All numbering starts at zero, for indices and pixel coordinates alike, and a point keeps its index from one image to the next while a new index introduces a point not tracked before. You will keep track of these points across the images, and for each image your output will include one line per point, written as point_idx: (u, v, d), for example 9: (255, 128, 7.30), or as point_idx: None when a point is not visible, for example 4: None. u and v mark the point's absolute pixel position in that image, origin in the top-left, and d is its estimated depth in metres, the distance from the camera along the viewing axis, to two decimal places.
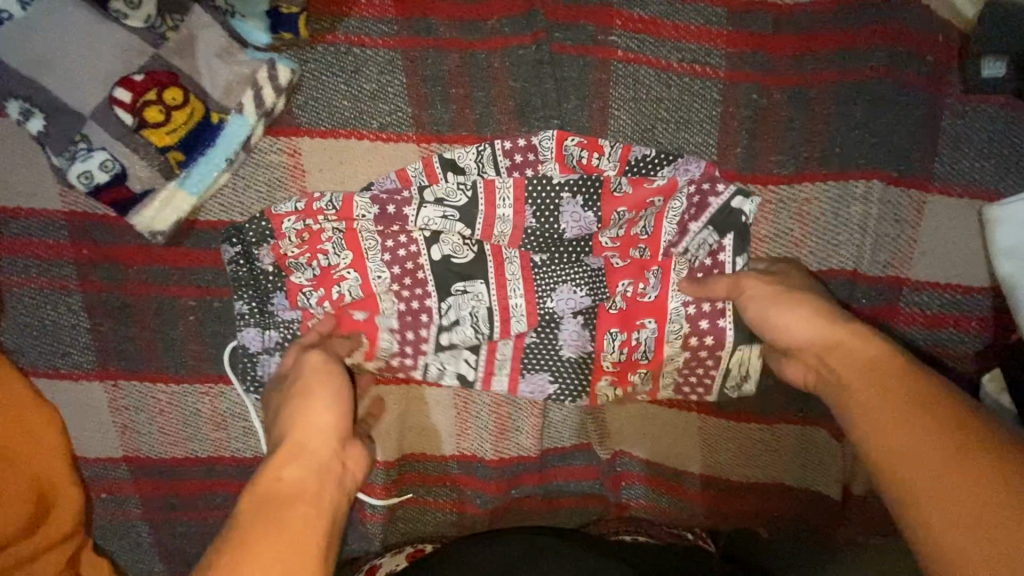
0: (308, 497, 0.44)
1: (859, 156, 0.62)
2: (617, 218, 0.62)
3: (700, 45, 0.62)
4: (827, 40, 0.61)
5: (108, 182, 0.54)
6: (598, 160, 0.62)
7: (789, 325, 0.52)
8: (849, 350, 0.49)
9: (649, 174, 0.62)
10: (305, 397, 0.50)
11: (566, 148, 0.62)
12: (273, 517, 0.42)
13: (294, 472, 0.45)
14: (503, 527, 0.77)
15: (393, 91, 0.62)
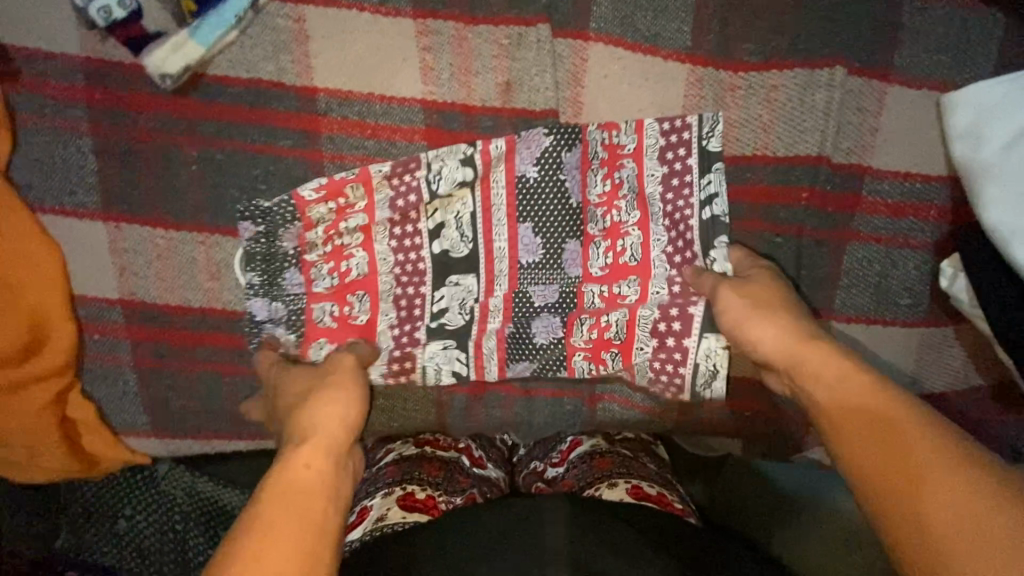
0: (309, 500, 0.47)
1: (825, 47, 0.67)
2: (595, 178, 0.70)
3: None
4: None
5: (125, 18, 0.61)
6: (618, 137, 0.70)
7: (760, 337, 0.60)
8: (839, 383, 0.53)
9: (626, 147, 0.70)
10: (325, 393, 0.57)
11: (589, 135, 0.69)
12: (273, 536, 0.44)
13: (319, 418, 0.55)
14: (480, 415, 0.79)
15: None
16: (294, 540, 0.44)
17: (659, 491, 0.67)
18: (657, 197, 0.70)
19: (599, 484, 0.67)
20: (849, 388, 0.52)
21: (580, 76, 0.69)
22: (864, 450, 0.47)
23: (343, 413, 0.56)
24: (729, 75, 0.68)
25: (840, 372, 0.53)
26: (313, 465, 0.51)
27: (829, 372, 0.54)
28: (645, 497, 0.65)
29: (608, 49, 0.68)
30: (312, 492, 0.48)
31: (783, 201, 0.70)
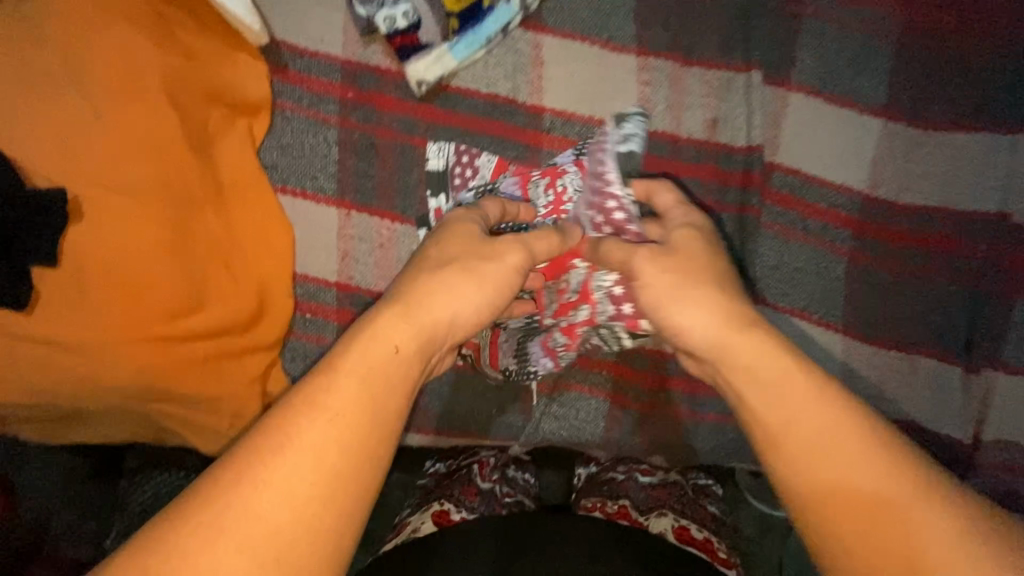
0: (381, 379, 0.45)
1: (1006, 114, 0.73)
2: (784, 212, 0.75)
3: (875, 13, 0.75)
4: (988, 18, 0.74)
5: (406, 28, 0.66)
6: (806, 180, 0.75)
7: (687, 326, 0.53)
8: (839, 453, 0.43)
9: (811, 186, 0.75)
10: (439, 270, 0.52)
11: (776, 175, 0.75)
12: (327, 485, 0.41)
13: (380, 354, 0.46)
14: (645, 436, 0.78)
15: (623, 14, 0.74)
16: (359, 406, 0.43)
17: (706, 537, 0.73)
18: (837, 237, 0.75)
19: (651, 513, 0.74)
20: (852, 439, 0.44)
21: (779, 121, 0.74)
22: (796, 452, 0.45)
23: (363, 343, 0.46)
24: (917, 131, 0.75)
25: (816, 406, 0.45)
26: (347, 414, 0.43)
27: (819, 422, 0.45)
28: (690, 541, 0.71)
29: (807, 98, 0.74)
30: (355, 432, 0.42)
31: (960, 250, 0.74)
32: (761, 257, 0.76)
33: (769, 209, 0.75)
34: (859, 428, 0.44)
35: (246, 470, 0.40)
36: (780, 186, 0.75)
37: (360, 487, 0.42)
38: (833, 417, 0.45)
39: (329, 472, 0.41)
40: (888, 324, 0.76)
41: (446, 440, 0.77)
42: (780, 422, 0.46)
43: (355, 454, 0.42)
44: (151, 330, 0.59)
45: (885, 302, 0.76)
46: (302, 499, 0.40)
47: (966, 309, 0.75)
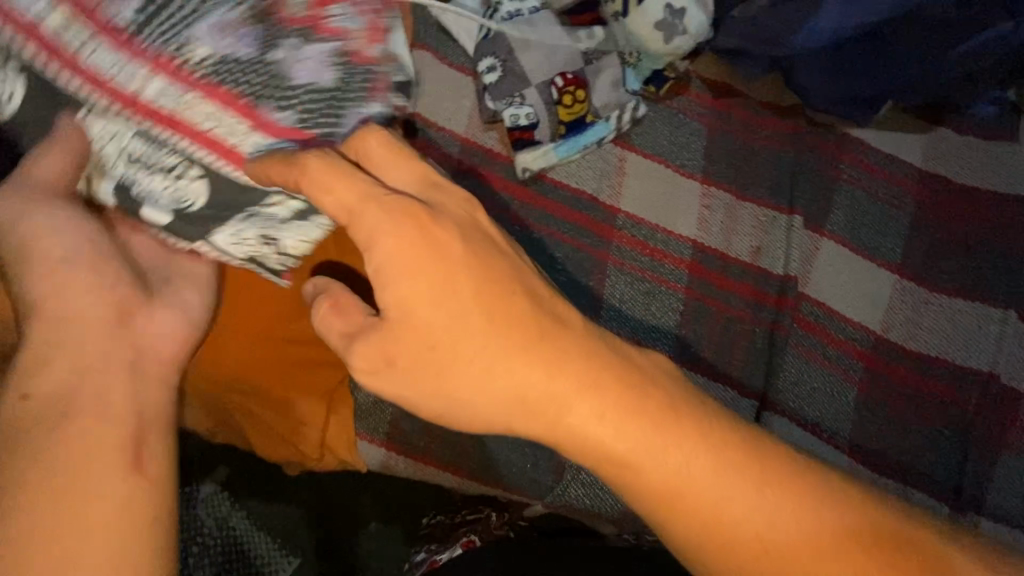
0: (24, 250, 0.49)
1: (995, 291, 0.88)
2: (808, 336, 0.86)
3: (895, 189, 0.91)
4: (982, 213, 0.90)
5: (525, 126, 0.80)
6: (828, 313, 0.86)
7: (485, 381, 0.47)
8: (791, 541, 0.44)
9: (831, 319, 0.86)
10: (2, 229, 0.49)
11: (805, 303, 0.86)
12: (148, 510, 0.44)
13: (61, 242, 0.50)
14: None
15: (695, 149, 0.89)
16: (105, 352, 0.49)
17: None
18: (851, 367, 0.86)
19: None
20: (776, 513, 0.44)
21: (812, 258, 0.87)
22: (690, 513, 0.45)
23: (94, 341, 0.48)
24: (924, 291, 0.88)
25: (735, 486, 0.45)
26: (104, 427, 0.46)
27: (745, 502, 0.44)
28: None
29: (836, 245, 0.88)
30: (117, 368, 0.49)
31: (955, 399, 0.85)
32: (785, 372, 0.85)
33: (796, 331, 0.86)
34: (743, 469, 0.45)
35: (23, 451, 0.44)
36: (808, 314, 0.86)
37: (122, 476, 0.45)
38: (707, 454, 0.45)
39: (107, 428, 0.46)
40: (890, 456, 0.84)
41: (477, 488, 0.80)
42: (707, 515, 0.45)
43: (129, 405, 0.48)
44: (258, 327, 0.68)
45: (888, 434, 0.85)
46: (66, 458, 0.44)
47: (958, 454, 0.84)
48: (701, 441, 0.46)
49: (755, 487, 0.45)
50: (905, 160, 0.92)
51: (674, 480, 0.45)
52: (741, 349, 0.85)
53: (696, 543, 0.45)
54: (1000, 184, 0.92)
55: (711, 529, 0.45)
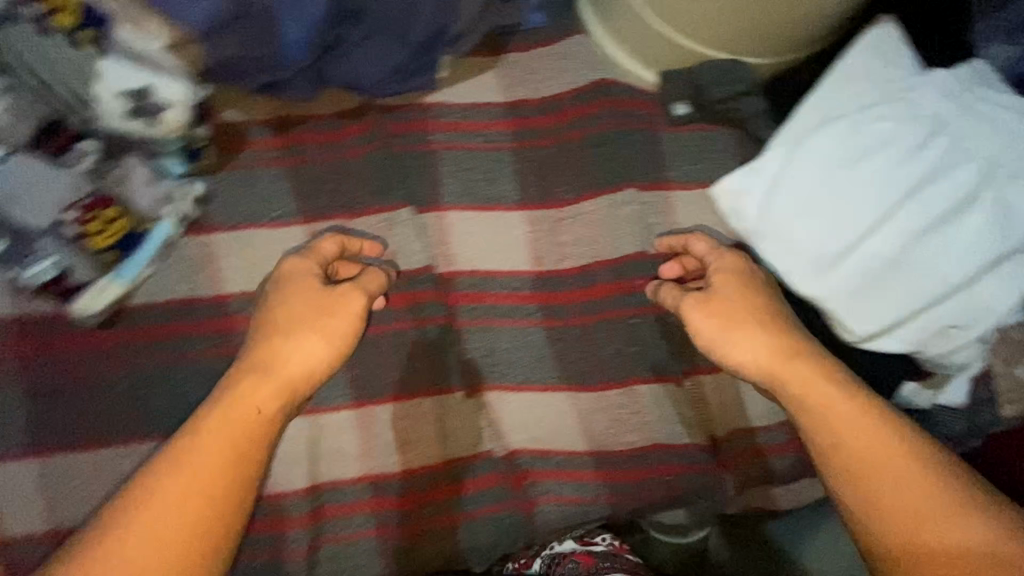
0: (255, 380, 0.68)
1: (615, 176, 0.90)
2: (474, 309, 0.86)
3: (489, 131, 0.91)
4: (575, 112, 0.92)
5: (55, 276, 0.72)
6: (482, 278, 0.87)
7: (297, 355, 0.70)
8: (883, 473, 0.61)
9: (488, 282, 0.87)
10: (300, 335, 0.70)
11: (456, 281, 0.86)
12: (224, 456, 0.63)
13: (245, 414, 0.66)
14: (430, 545, 0.82)
15: (282, 196, 0.85)
16: (220, 451, 0.63)
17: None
18: (527, 312, 0.87)
19: None
20: (912, 467, 0.61)
21: (443, 238, 0.87)
22: (886, 507, 0.60)
23: (316, 362, 0.70)
24: (555, 211, 0.89)
25: (855, 409, 0.64)
26: (299, 379, 0.69)
27: (863, 433, 0.63)
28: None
29: (459, 212, 0.87)
30: (235, 459, 0.64)
31: (625, 289, 0.88)
32: (468, 352, 0.85)
33: (462, 307, 0.86)
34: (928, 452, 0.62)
35: (203, 479, 0.62)
36: (465, 287, 0.86)
37: (207, 533, 0.61)
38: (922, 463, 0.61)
39: (204, 489, 0.62)
40: (599, 371, 0.87)
41: None
42: (846, 426, 0.64)
43: (243, 455, 0.64)
44: None
45: (587, 354, 0.87)
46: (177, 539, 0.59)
47: (650, 335, 0.87)
48: (858, 383, 0.66)
49: (919, 446, 0.62)
50: (487, 102, 0.92)
51: (819, 411, 0.65)
52: (418, 357, 0.84)
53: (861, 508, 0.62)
54: (578, 79, 0.94)
55: (854, 478, 0.62)
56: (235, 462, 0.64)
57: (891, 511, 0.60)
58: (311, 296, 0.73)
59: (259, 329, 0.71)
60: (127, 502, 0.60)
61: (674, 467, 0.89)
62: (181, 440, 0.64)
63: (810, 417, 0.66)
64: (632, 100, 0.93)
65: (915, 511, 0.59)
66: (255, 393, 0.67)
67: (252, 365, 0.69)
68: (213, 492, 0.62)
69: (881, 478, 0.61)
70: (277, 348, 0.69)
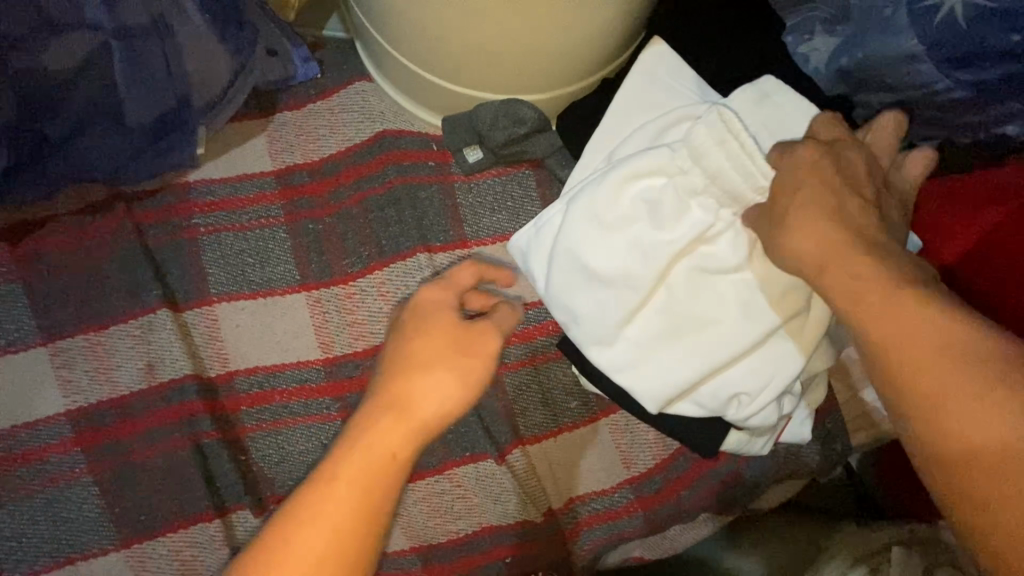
0: (397, 426, 0.53)
1: (403, 240, 0.81)
2: (259, 411, 0.76)
3: (261, 207, 0.81)
4: (356, 173, 0.83)
5: None
6: (265, 375, 0.77)
7: (432, 392, 0.55)
8: (900, 320, 0.47)
9: (271, 379, 0.77)
10: (418, 373, 0.55)
11: (234, 382, 0.76)
12: (364, 500, 0.51)
13: (377, 458, 0.52)
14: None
15: (18, 315, 0.74)
16: (345, 515, 0.50)
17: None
18: (320, 405, 0.77)
19: None
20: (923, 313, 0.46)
21: (214, 336, 0.77)
22: (938, 415, 0.44)
23: (451, 404, 0.55)
24: (340, 288, 0.79)
25: (879, 294, 0.48)
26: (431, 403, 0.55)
27: (890, 297, 0.48)
28: None
29: (230, 304, 0.78)
30: (364, 524, 0.50)
31: None
32: (254, 461, 0.75)
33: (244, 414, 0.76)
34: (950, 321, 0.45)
35: (271, 546, 0.49)
36: (246, 388, 0.76)
37: None
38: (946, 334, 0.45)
39: (330, 561, 0.49)
40: None
41: None
42: (860, 301, 0.49)
43: (359, 525, 0.50)
44: None
45: None
46: None
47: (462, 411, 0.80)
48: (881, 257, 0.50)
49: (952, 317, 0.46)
50: (256, 173, 0.83)
51: (856, 288, 0.49)
52: (196, 480, 0.73)
53: (912, 420, 0.46)
54: (358, 134, 0.85)
55: (908, 377, 0.46)
56: (361, 527, 0.50)
57: (952, 422, 0.44)
58: (451, 329, 0.58)
59: (389, 364, 0.58)
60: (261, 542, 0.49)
61: (530, 545, 0.80)
62: (308, 485, 0.51)
63: (864, 321, 0.48)
64: (421, 151, 0.84)
65: (982, 400, 0.43)
66: (380, 433, 0.53)
67: (355, 434, 0.53)
68: (335, 541, 0.49)
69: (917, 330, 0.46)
70: (398, 377, 0.56)
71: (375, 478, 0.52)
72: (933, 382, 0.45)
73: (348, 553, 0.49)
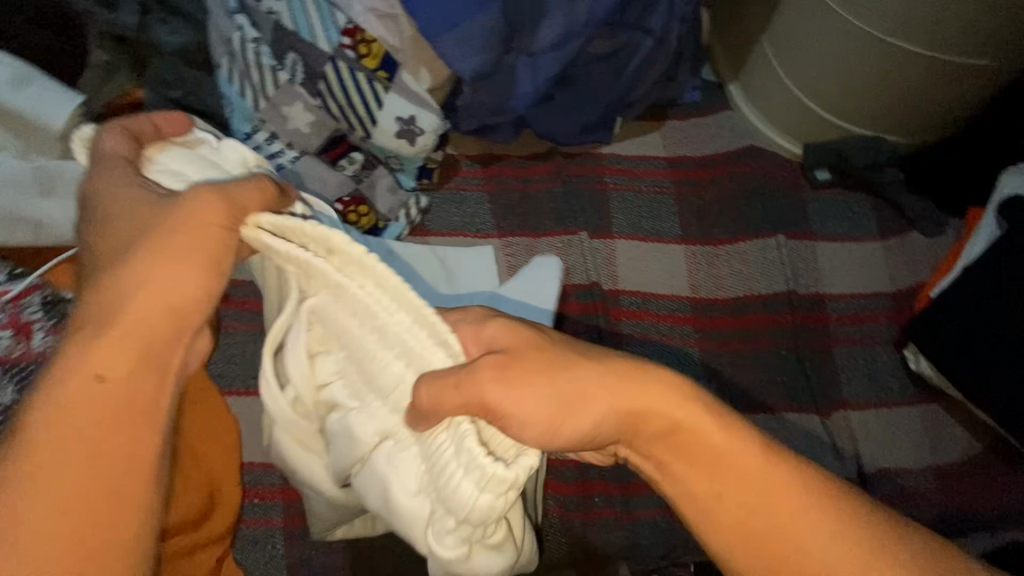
0: (151, 342, 0.44)
1: (765, 223, 1.03)
2: (642, 324, 0.97)
3: (655, 179, 1.07)
4: (727, 170, 1.08)
5: None
6: (648, 298, 0.99)
7: (173, 281, 0.45)
8: (751, 484, 0.49)
9: (652, 303, 0.99)
10: (173, 251, 0.45)
11: (625, 297, 0.99)
12: (85, 451, 0.42)
13: (81, 393, 0.42)
14: (597, 539, 0.88)
15: (483, 213, 1.03)
16: (96, 434, 0.42)
17: None
18: (688, 332, 0.97)
19: None
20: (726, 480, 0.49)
21: (612, 261, 1.01)
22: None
23: (185, 289, 0.45)
24: (711, 247, 1.02)
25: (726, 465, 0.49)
26: (155, 324, 0.45)
27: (735, 454, 0.49)
28: None
29: (628, 241, 1.02)
30: (87, 444, 0.42)
31: (774, 322, 0.98)
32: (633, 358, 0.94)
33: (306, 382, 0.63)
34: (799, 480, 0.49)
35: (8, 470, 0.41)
36: (628, 305, 0.98)
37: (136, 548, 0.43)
38: (791, 495, 0.48)
39: (76, 485, 0.41)
40: (745, 395, 0.94)
41: None
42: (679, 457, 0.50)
43: (77, 441, 0.42)
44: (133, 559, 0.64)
45: (741, 370, 0.95)
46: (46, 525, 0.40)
47: (800, 364, 0.96)
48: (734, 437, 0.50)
49: (816, 490, 0.49)
50: (651, 156, 1.10)
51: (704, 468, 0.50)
52: None
53: None
54: (729, 144, 1.11)
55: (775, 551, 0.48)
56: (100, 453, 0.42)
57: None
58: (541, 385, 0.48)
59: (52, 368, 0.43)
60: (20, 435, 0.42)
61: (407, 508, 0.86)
62: (54, 390, 0.42)
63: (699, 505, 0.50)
64: (778, 165, 1.09)
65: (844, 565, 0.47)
66: (97, 359, 0.43)
67: (106, 323, 0.44)
68: (72, 476, 0.41)
69: (716, 477, 0.49)
70: (80, 342, 0.43)
71: (78, 426, 0.42)
72: (717, 519, 0.49)
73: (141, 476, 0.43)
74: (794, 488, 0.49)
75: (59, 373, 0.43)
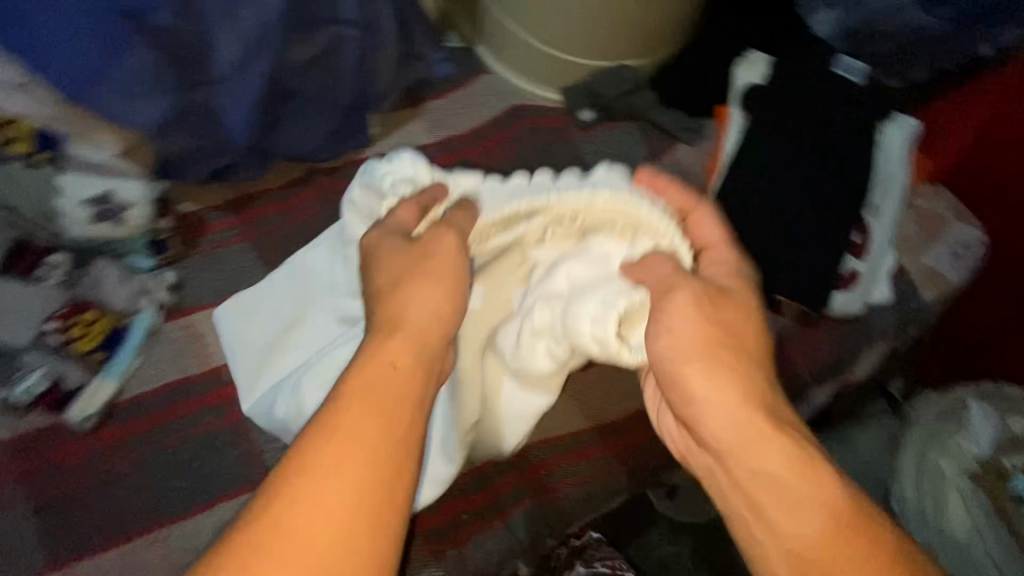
0: (428, 339, 0.61)
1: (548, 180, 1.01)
2: None
3: (431, 169, 1.00)
4: (498, 136, 1.04)
5: (46, 388, 0.75)
6: None
7: (413, 299, 0.62)
8: (761, 448, 0.59)
9: None
10: (422, 277, 0.64)
11: None
12: (332, 532, 0.49)
13: (383, 371, 0.57)
14: (475, 556, 0.82)
15: (251, 267, 0.90)
16: (359, 472, 0.51)
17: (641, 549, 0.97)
18: None
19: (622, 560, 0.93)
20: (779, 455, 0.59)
21: None
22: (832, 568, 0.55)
23: (428, 309, 0.62)
24: None
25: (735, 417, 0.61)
26: (416, 338, 0.61)
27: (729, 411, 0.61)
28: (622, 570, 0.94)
29: None
30: (370, 457, 0.52)
31: None
32: None
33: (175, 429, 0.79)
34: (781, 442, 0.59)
35: (258, 540, 0.48)
36: None
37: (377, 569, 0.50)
38: (776, 455, 0.59)
39: (332, 544, 0.48)
40: None
41: None
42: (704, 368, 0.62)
43: (364, 474, 0.51)
44: None
45: None
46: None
47: None
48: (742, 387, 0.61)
49: (784, 446, 0.59)
50: (420, 146, 1.02)
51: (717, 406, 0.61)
52: None
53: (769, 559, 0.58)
54: (494, 110, 1.07)
55: (750, 502, 0.60)
56: (391, 471, 0.52)
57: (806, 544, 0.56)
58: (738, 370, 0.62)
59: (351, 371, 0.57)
60: (259, 501, 0.50)
61: None
62: (306, 435, 0.53)
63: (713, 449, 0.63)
64: (547, 115, 1.06)
65: (809, 529, 0.56)
66: (385, 351, 0.59)
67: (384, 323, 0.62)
68: (343, 522, 0.49)
69: (772, 501, 0.58)
70: (330, 408, 0.54)
71: (348, 506, 0.50)
72: (750, 488, 0.60)
73: (382, 522, 0.51)
74: (788, 461, 0.58)
75: (335, 399, 0.55)
